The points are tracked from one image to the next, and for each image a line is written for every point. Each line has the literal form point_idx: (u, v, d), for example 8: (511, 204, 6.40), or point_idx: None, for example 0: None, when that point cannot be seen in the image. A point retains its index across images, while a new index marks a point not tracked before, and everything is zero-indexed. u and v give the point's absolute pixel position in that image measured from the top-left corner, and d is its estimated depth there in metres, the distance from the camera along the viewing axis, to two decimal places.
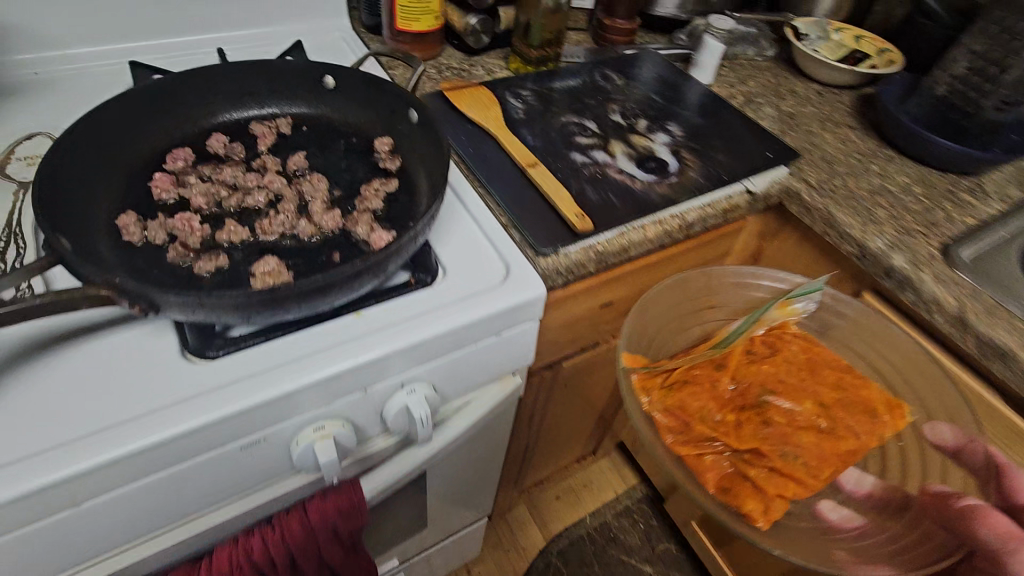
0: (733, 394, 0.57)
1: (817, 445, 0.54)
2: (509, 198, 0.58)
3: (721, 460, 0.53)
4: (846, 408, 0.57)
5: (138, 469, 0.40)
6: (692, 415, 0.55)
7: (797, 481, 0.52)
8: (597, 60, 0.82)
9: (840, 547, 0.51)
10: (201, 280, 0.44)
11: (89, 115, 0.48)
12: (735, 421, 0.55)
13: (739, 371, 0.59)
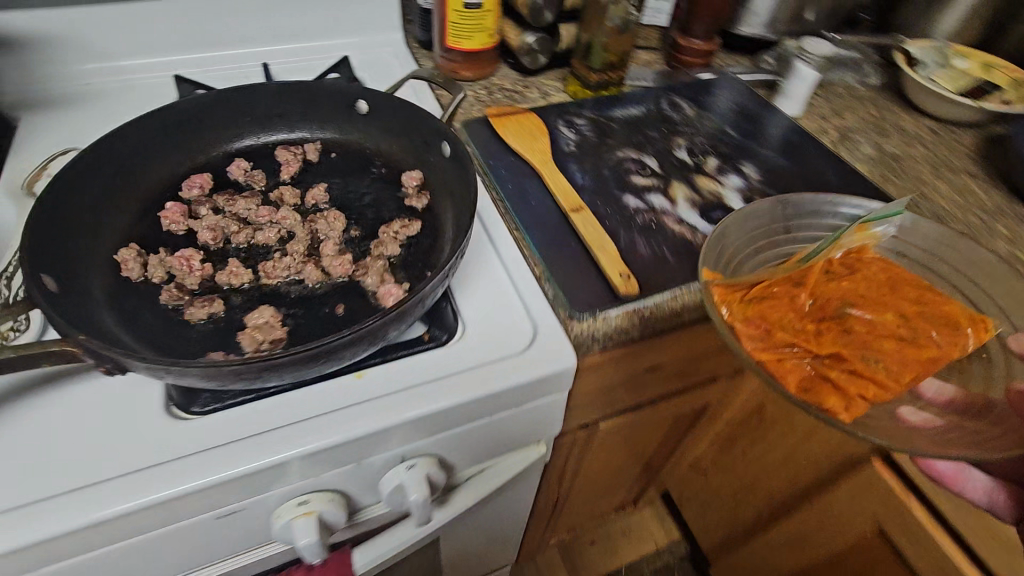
0: (812, 303, 0.46)
1: (900, 351, 0.43)
2: (547, 246, 0.51)
3: (800, 361, 0.42)
4: (929, 321, 0.45)
5: (103, 539, 0.36)
6: (771, 323, 0.43)
7: (879, 385, 0.41)
8: (667, 85, 0.74)
9: (930, 420, 0.40)
10: (191, 329, 0.40)
11: (105, 139, 0.46)
12: (814, 331, 0.44)
13: (817, 287, 0.47)
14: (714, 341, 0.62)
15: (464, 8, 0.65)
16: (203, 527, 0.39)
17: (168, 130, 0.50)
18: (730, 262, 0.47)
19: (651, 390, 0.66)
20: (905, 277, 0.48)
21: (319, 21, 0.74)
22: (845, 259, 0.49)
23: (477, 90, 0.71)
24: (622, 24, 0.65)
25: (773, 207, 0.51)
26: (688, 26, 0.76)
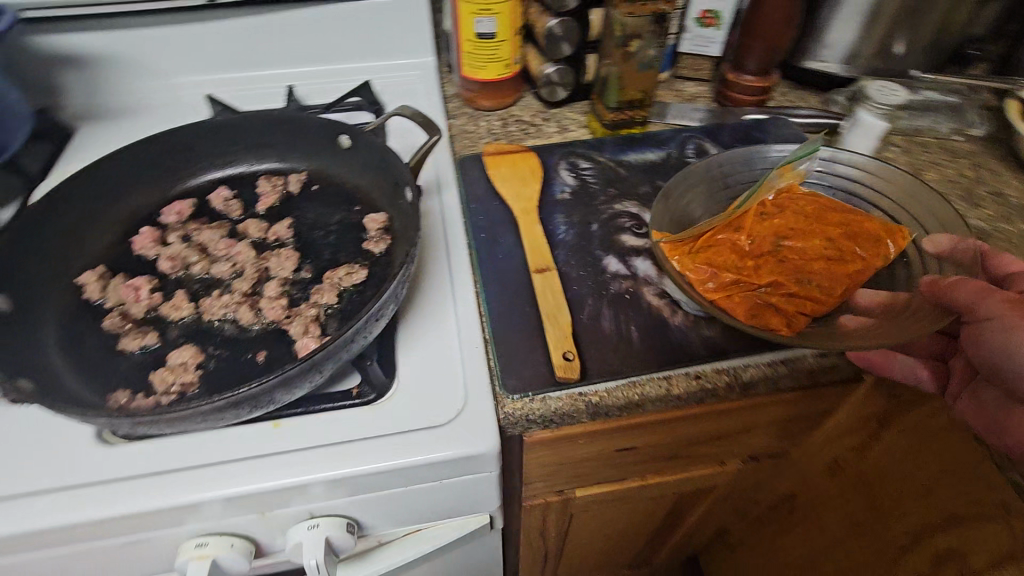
0: (749, 243, 0.48)
1: (831, 269, 0.45)
2: (502, 308, 0.47)
3: (749, 293, 0.45)
4: (850, 237, 0.47)
5: (7, 549, 0.38)
6: (712, 262, 0.46)
7: (816, 300, 0.44)
8: (703, 125, 0.66)
9: (866, 321, 0.43)
10: (122, 360, 0.41)
11: (95, 164, 0.49)
12: (754, 265, 0.47)
13: (753, 225, 0.49)
14: (712, 429, 0.53)
15: (477, 38, 0.62)
16: (108, 550, 0.41)
17: (163, 156, 0.53)
18: (683, 212, 0.51)
19: (635, 469, 0.58)
20: (834, 207, 0.50)
21: (351, 45, 0.75)
22: (777, 199, 0.50)
23: (491, 121, 0.68)
24: (645, 64, 0.58)
25: (722, 159, 0.54)
26: (739, 60, 0.67)
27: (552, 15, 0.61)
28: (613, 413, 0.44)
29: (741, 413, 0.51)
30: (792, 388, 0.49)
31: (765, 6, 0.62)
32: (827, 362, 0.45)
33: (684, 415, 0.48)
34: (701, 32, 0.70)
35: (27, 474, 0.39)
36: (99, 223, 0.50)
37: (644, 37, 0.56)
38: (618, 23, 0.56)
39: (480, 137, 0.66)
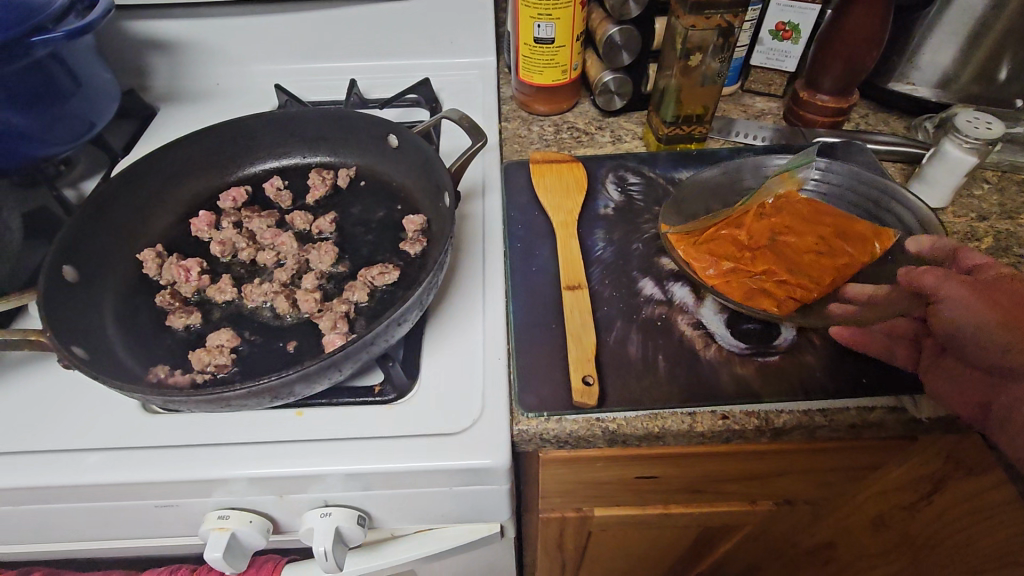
0: (749, 236, 0.50)
1: (823, 260, 0.47)
2: (528, 323, 0.47)
3: (746, 278, 0.47)
4: (844, 232, 0.49)
5: (58, 497, 0.42)
6: (706, 248, 0.49)
7: (809, 286, 0.46)
8: (769, 146, 0.62)
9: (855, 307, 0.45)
10: (170, 336, 0.44)
11: (165, 148, 0.53)
12: (751, 254, 0.49)
13: (753, 218, 0.51)
14: (743, 470, 0.50)
15: (535, 43, 0.61)
16: (143, 509, 0.44)
17: (225, 144, 0.56)
18: (692, 210, 0.53)
19: (657, 497, 0.56)
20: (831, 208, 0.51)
21: (415, 42, 0.76)
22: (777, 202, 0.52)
23: (544, 126, 0.67)
24: (707, 78, 0.56)
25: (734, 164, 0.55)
26: (814, 78, 0.63)
27: (614, 23, 0.59)
28: (631, 442, 0.43)
29: (775, 456, 0.48)
30: (832, 439, 0.45)
31: (847, 21, 0.57)
32: (872, 417, 0.42)
33: (711, 451, 0.46)
34: (775, 45, 0.66)
35: (82, 432, 0.43)
36: (164, 204, 0.53)
37: (707, 51, 0.54)
38: (681, 35, 0.54)
39: (531, 142, 0.65)
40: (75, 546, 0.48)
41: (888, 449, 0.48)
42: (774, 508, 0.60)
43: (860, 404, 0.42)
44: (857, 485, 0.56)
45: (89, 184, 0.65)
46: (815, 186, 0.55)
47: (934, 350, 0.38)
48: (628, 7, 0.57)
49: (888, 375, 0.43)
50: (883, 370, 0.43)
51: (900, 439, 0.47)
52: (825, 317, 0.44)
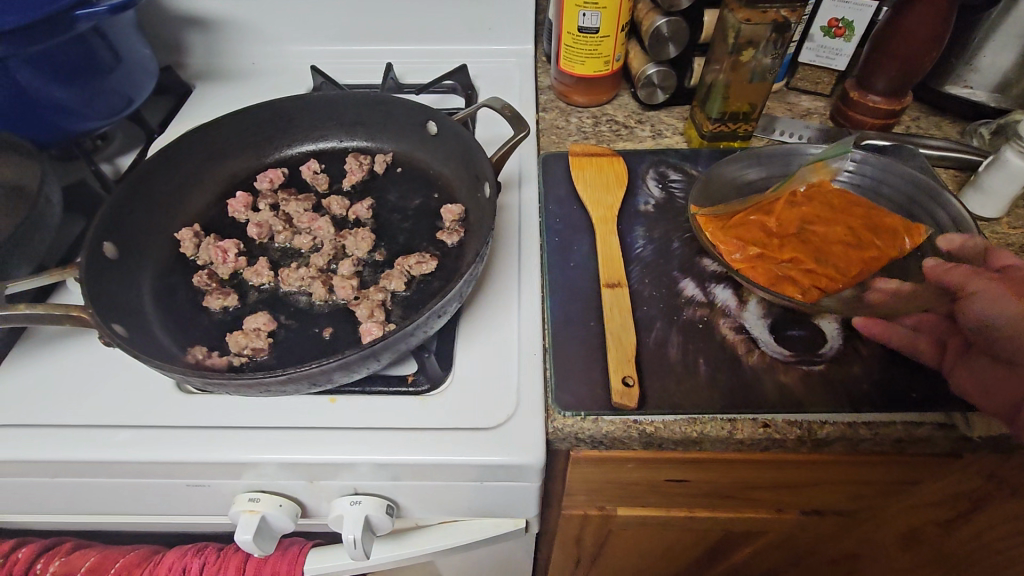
0: (779, 223, 0.49)
1: (852, 251, 0.46)
2: (565, 319, 0.46)
3: (772, 265, 0.46)
4: (876, 225, 0.47)
5: (93, 472, 0.42)
6: (734, 233, 0.48)
7: (835, 277, 0.45)
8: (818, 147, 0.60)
9: (889, 306, 0.44)
10: (207, 317, 0.44)
11: (205, 127, 0.52)
12: (780, 241, 0.48)
13: (786, 206, 0.50)
14: (776, 478, 0.49)
15: (579, 32, 0.60)
16: (174, 488, 0.44)
17: (263, 125, 0.55)
18: (721, 195, 0.52)
19: (684, 500, 0.56)
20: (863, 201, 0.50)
21: (453, 28, 0.75)
22: (808, 190, 0.51)
23: (582, 118, 0.66)
24: (756, 74, 0.54)
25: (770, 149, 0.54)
26: (866, 77, 0.60)
27: (662, 14, 0.57)
28: (668, 446, 0.42)
29: (811, 466, 0.47)
30: (874, 452, 0.44)
31: (906, 19, 0.55)
32: (919, 433, 0.40)
33: (747, 458, 0.45)
34: (827, 43, 0.63)
35: (118, 408, 0.43)
36: (201, 183, 0.53)
37: (758, 46, 0.53)
38: (733, 29, 0.52)
39: (568, 134, 0.64)
40: (105, 519, 0.48)
41: (929, 465, 0.47)
42: (800, 518, 0.59)
43: (907, 419, 0.40)
44: (891, 500, 0.55)
45: (125, 159, 0.65)
46: (849, 176, 0.52)
47: (961, 346, 0.40)
48: None
49: (938, 390, 0.41)
50: (933, 384, 0.42)
51: (944, 455, 0.46)
52: (861, 314, 0.44)
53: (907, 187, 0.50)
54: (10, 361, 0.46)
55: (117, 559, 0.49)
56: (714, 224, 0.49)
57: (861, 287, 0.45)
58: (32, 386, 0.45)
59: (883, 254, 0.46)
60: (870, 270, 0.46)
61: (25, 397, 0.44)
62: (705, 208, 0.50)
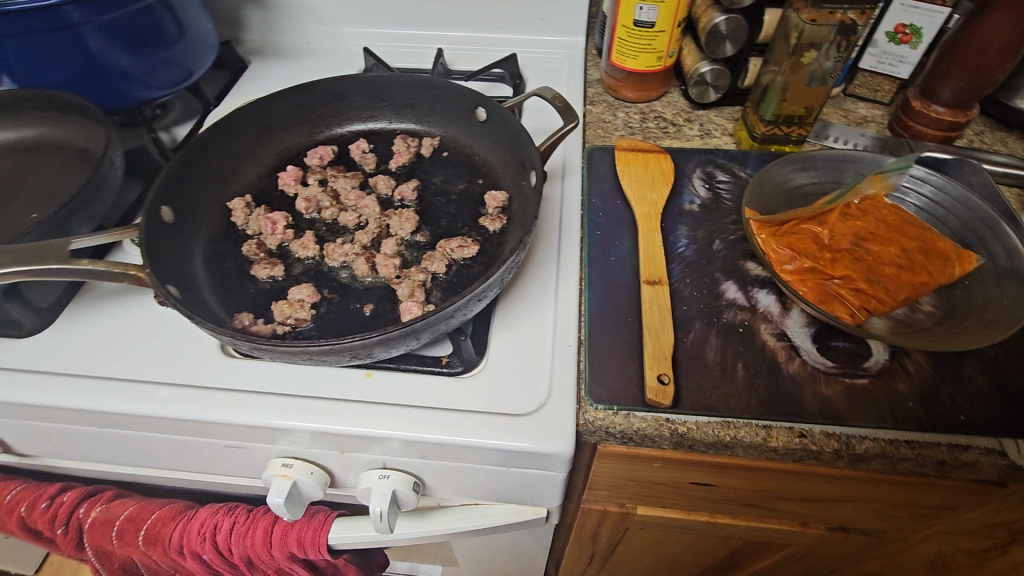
0: (831, 237, 0.47)
1: (906, 274, 0.44)
2: (603, 313, 0.46)
3: (823, 281, 0.45)
4: (931, 250, 0.45)
5: (138, 425, 0.44)
6: (786, 243, 0.46)
7: (886, 298, 0.43)
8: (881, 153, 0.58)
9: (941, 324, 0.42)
10: (254, 284, 0.46)
11: (262, 102, 0.54)
12: (832, 256, 0.46)
13: (841, 220, 0.48)
14: (805, 491, 0.48)
15: (634, 26, 0.59)
16: (211, 447, 0.46)
17: (316, 103, 0.56)
18: (774, 202, 0.51)
19: (707, 504, 0.55)
20: (917, 221, 0.48)
21: (506, 16, 0.75)
22: (862, 204, 0.49)
23: (630, 113, 0.65)
24: (816, 78, 0.53)
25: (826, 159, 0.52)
26: (932, 87, 0.58)
27: (722, 11, 0.56)
28: (699, 448, 0.41)
29: (845, 482, 0.46)
30: (913, 472, 0.43)
31: (982, 29, 0.52)
32: (965, 457, 0.39)
33: (778, 468, 0.44)
34: (891, 49, 0.61)
35: (164, 367, 0.45)
36: (255, 156, 0.55)
37: (821, 49, 0.51)
38: (796, 29, 0.51)
39: (615, 129, 0.63)
40: (145, 473, 0.51)
41: (970, 491, 0.45)
42: (825, 534, 0.58)
43: (953, 441, 0.39)
44: (925, 525, 0.53)
45: (182, 129, 0.67)
46: (904, 192, 0.51)
47: None
48: None
49: (988, 414, 0.40)
50: (983, 407, 0.40)
51: (987, 483, 0.44)
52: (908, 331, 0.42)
53: (965, 208, 0.48)
54: (70, 312, 0.49)
55: (153, 510, 0.51)
56: (765, 231, 0.48)
57: (911, 304, 0.44)
58: (88, 340, 0.47)
59: (935, 279, 0.44)
60: (920, 294, 0.44)
61: (82, 349, 0.46)
62: (758, 214, 0.49)
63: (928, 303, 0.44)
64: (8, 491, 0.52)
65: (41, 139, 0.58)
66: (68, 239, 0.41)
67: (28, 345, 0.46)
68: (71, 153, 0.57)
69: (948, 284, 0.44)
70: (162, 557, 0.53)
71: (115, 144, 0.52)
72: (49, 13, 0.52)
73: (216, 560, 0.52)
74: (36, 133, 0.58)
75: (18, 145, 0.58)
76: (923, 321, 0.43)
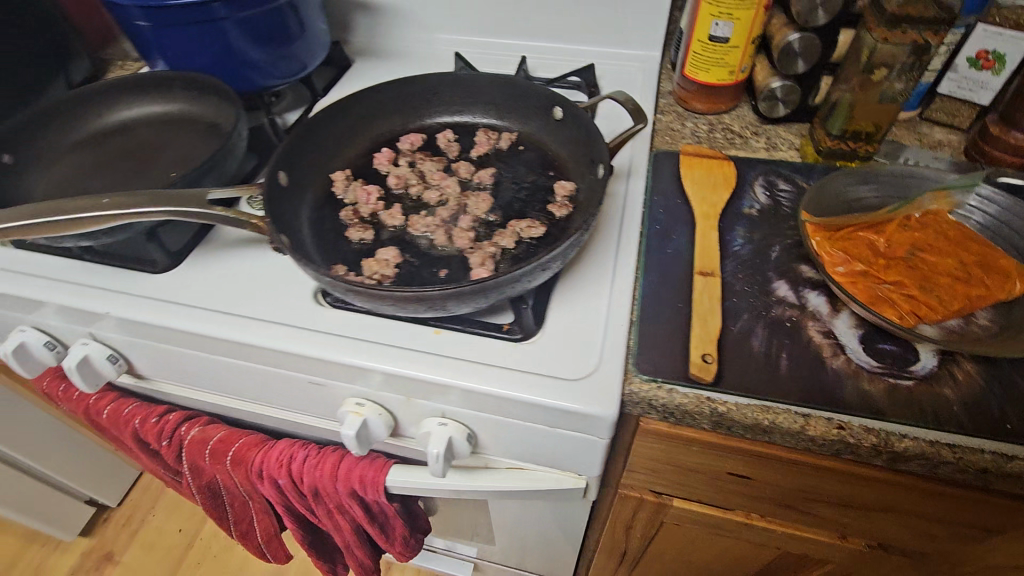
0: (886, 246, 0.49)
1: (959, 287, 0.45)
2: (655, 297, 0.49)
3: (876, 285, 0.46)
4: (986, 267, 0.47)
5: (241, 353, 0.52)
6: (842, 247, 0.48)
7: (938, 307, 0.44)
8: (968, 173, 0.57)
9: (995, 339, 0.43)
10: (347, 244, 0.52)
11: (366, 92, 0.61)
12: (886, 264, 0.48)
13: (898, 231, 0.50)
14: (844, 495, 0.49)
15: (709, 41, 0.63)
16: (297, 382, 0.53)
17: (412, 95, 0.63)
18: (833, 208, 0.52)
19: (743, 502, 0.57)
20: (976, 239, 0.49)
21: (587, 30, 0.80)
22: (922, 219, 0.51)
23: (698, 124, 0.69)
24: (887, 96, 0.55)
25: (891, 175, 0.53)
26: (1011, 114, 0.58)
27: (795, 29, 0.59)
28: (737, 431, 0.44)
29: (884, 487, 0.46)
30: (954, 481, 0.43)
31: None
32: (1008, 467, 0.39)
33: (816, 464, 0.46)
34: (972, 74, 0.62)
35: (269, 308, 0.53)
36: (356, 138, 0.62)
37: (893, 68, 0.53)
38: (869, 48, 0.53)
39: (682, 137, 0.67)
40: (237, 401, 0.59)
41: (1018, 513, 0.45)
42: (864, 549, 0.58)
43: (997, 449, 0.40)
44: (971, 550, 0.52)
45: (292, 114, 0.76)
46: (971, 211, 0.51)
47: None
48: (817, 15, 0.57)
49: None
50: None
51: None
52: (959, 341, 0.43)
53: None
54: (196, 257, 0.58)
55: (239, 437, 0.58)
56: (821, 234, 0.50)
57: (965, 316, 0.45)
58: (210, 281, 0.55)
59: (988, 295, 0.45)
60: (974, 308, 0.45)
61: (205, 288, 0.55)
62: (816, 218, 0.51)
63: (984, 317, 0.45)
64: (125, 406, 0.61)
65: (184, 113, 0.67)
66: (206, 190, 0.50)
67: (161, 279, 0.55)
68: (203, 127, 0.66)
69: (1005, 302, 0.45)
70: (240, 482, 0.60)
71: (243, 119, 0.61)
72: (201, 8, 0.63)
73: (287, 490, 0.58)
74: (174, 108, 0.67)
75: (161, 116, 0.67)
76: (976, 334, 0.44)
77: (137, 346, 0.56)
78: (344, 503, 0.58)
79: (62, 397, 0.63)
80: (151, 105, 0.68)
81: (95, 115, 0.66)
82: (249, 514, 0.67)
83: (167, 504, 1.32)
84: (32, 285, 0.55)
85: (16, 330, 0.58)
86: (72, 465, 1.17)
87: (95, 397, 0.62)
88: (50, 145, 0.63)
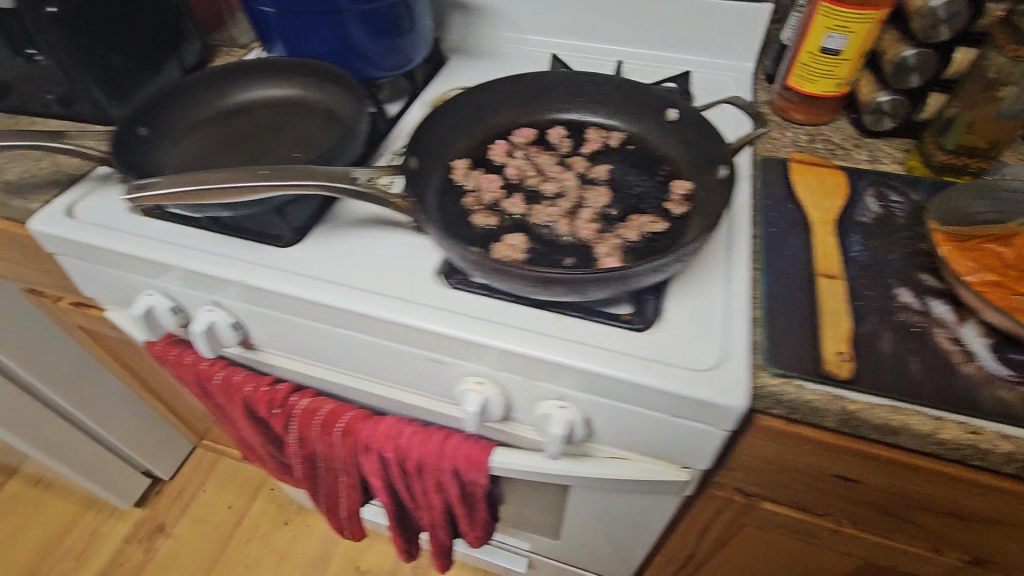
0: (1014, 257, 0.51)
1: None
2: (778, 296, 0.50)
3: (1008, 294, 0.49)
4: None
5: (364, 327, 0.54)
6: (973, 257, 0.51)
7: None
8: None
9: None
10: (471, 228, 0.54)
11: (485, 85, 0.63)
12: (1015, 273, 0.50)
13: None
14: (954, 504, 0.50)
15: (820, 53, 0.64)
16: (414, 358, 0.55)
17: (524, 91, 0.65)
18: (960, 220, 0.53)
19: (839, 507, 0.57)
20: None
21: (682, 37, 0.82)
22: None
23: (798, 134, 0.70)
24: (1007, 114, 0.56)
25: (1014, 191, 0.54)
26: None
27: (913, 44, 0.61)
28: (863, 431, 0.45)
29: (1002, 497, 0.47)
30: None
31: None
32: None
33: (936, 470, 0.46)
34: None
35: (392, 285, 0.55)
36: (469, 127, 0.63)
37: (1019, 85, 0.54)
38: (996, 65, 0.54)
39: (783, 145, 0.68)
40: (347, 375, 0.61)
41: None
42: (958, 564, 0.58)
43: None
44: None
45: (394, 106, 0.78)
46: None
47: None
48: (939, 31, 0.59)
49: None
50: None
51: None
52: None
53: None
54: (318, 234, 0.60)
55: (347, 411, 0.60)
56: (949, 244, 0.52)
57: None
58: (334, 258, 0.58)
59: None
60: None
61: (330, 265, 0.57)
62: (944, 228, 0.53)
63: None
64: (236, 374, 0.64)
65: (300, 98, 0.70)
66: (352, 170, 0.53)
67: (287, 252, 0.58)
68: (319, 112, 0.69)
69: None
70: (343, 454, 0.62)
71: (369, 107, 0.65)
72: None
73: (390, 464, 0.60)
74: (292, 92, 0.70)
75: (279, 100, 0.70)
76: None
77: (258, 316, 0.59)
78: (442, 481, 0.60)
79: (173, 361, 0.66)
80: (268, 88, 0.70)
81: (217, 94, 0.68)
82: (336, 488, 0.69)
83: (217, 481, 1.35)
84: (166, 250, 0.58)
85: (144, 294, 0.61)
86: (135, 435, 1.21)
87: (206, 363, 0.64)
88: (179, 121, 0.66)
